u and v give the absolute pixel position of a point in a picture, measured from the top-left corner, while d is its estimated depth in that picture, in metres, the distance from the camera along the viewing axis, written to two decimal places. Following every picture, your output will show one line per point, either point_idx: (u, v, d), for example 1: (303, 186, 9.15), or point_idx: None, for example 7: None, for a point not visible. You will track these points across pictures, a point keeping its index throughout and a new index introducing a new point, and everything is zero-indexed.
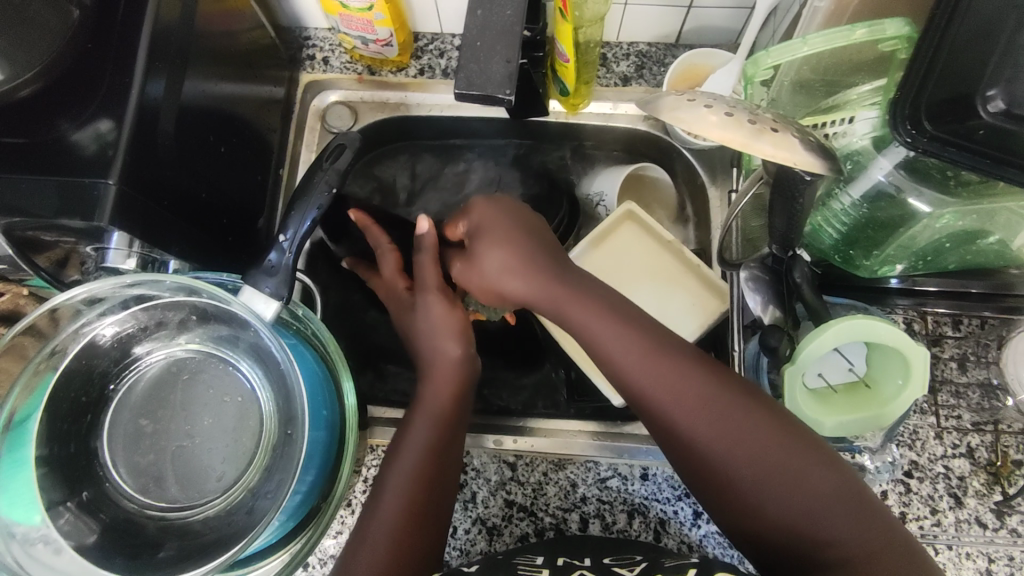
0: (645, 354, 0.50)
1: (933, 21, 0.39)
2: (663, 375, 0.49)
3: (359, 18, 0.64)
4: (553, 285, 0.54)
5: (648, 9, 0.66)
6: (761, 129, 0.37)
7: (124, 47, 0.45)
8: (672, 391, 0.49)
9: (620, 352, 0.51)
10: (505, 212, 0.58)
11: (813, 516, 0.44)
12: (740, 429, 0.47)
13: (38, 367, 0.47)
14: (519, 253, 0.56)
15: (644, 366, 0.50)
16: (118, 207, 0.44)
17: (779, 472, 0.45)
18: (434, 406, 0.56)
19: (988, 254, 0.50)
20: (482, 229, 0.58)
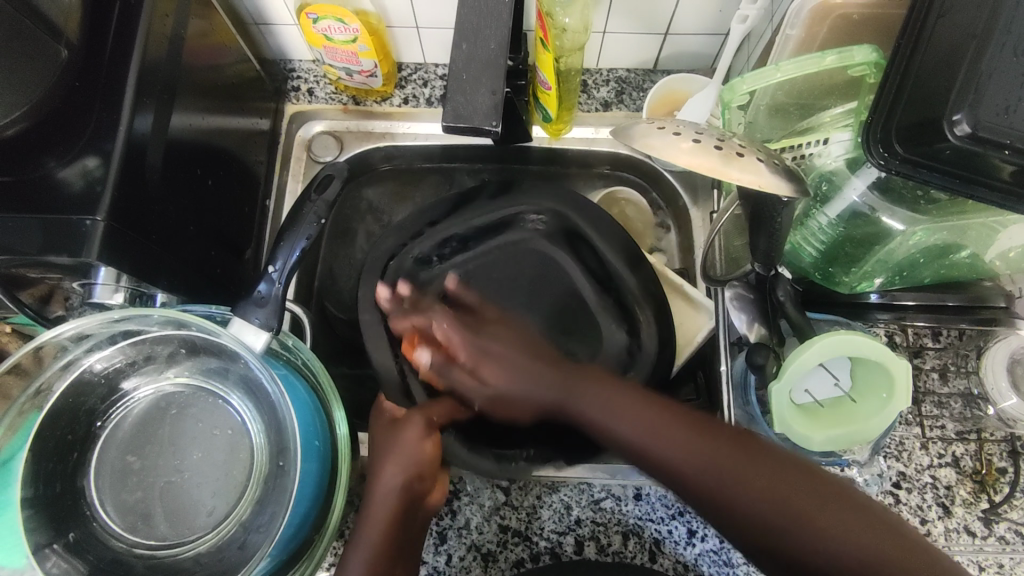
0: (695, 446, 0.43)
1: (897, 51, 0.41)
2: (718, 462, 0.42)
3: (343, 49, 0.66)
4: (569, 377, 0.53)
5: (626, 37, 0.68)
6: (727, 153, 0.38)
7: (111, 85, 0.46)
8: (643, 431, 0.45)
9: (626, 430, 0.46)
10: (511, 345, 0.58)
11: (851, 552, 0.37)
12: (738, 469, 0.41)
13: (23, 407, 0.47)
14: (529, 365, 0.56)
15: (700, 458, 0.42)
16: (106, 243, 0.44)
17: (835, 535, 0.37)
18: (378, 524, 0.49)
19: (961, 267, 0.52)
20: (502, 355, 0.57)
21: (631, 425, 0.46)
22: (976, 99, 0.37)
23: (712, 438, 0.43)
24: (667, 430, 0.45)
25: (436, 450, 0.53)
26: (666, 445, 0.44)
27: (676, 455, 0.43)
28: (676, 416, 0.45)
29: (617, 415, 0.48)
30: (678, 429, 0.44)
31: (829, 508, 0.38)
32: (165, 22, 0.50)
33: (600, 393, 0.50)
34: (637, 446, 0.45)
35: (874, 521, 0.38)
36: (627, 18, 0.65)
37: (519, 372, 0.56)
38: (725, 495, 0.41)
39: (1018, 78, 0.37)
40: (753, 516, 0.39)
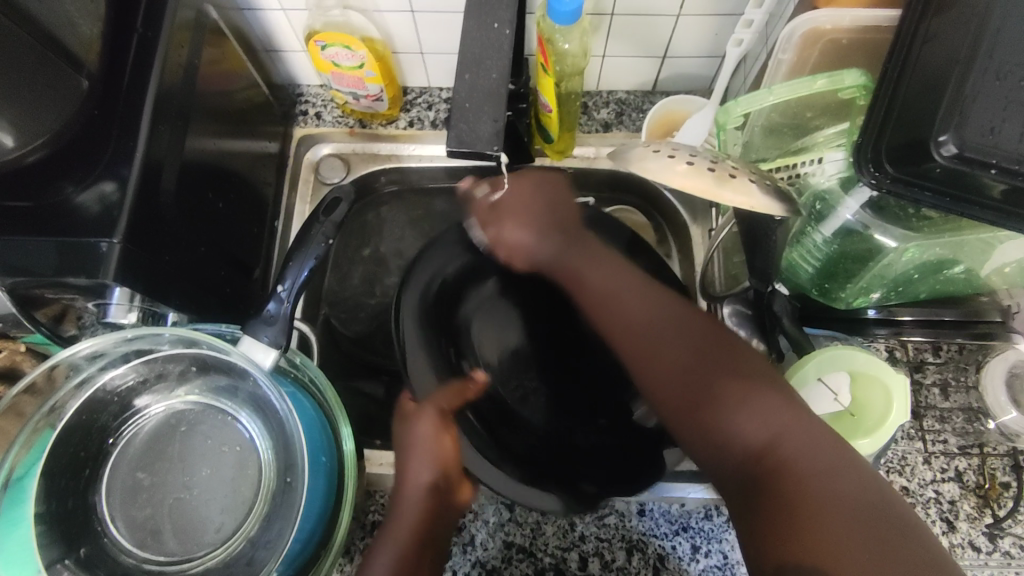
0: (658, 318, 0.51)
1: (885, 75, 0.43)
2: (654, 332, 0.50)
3: (350, 75, 0.68)
4: (571, 254, 0.57)
5: (625, 60, 0.70)
6: (720, 175, 0.40)
7: (128, 113, 0.48)
8: (616, 303, 0.53)
9: (596, 280, 0.55)
10: (536, 195, 0.58)
11: (752, 419, 0.42)
12: (675, 347, 0.49)
13: (37, 424, 0.48)
14: (564, 228, 0.58)
15: (648, 325, 0.51)
16: (122, 264, 0.46)
17: (743, 407, 0.43)
18: (412, 506, 0.51)
19: (956, 283, 0.53)
20: (514, 203, 0.58)
21: (618, 292, 0.54)
22: (961, 120, 0.38)
23: (675, 321, 0.50)
24: (643, 297, 0.53)
25: (455, 440, 0.53)
26: (624, 305, 0.53)
27: (636, 320, 0.52)
28: (647, 297, 0.53)
29: (592, 261, 0.56)
30: (655, 297, 0.53)
31: (743, 389, 0.44)
32: (181, 52, 0.52)
33: (610, 261, 0.56)
34: (596, 300, 0.55)
35: (785, 405, 0.42)
36: (625, 42, 0.67)
37: (548, 227, 0.57)
38: (659, 348, 0.49)
39: (1002, 100, 0.38)
40: (666, 383, 0.48)
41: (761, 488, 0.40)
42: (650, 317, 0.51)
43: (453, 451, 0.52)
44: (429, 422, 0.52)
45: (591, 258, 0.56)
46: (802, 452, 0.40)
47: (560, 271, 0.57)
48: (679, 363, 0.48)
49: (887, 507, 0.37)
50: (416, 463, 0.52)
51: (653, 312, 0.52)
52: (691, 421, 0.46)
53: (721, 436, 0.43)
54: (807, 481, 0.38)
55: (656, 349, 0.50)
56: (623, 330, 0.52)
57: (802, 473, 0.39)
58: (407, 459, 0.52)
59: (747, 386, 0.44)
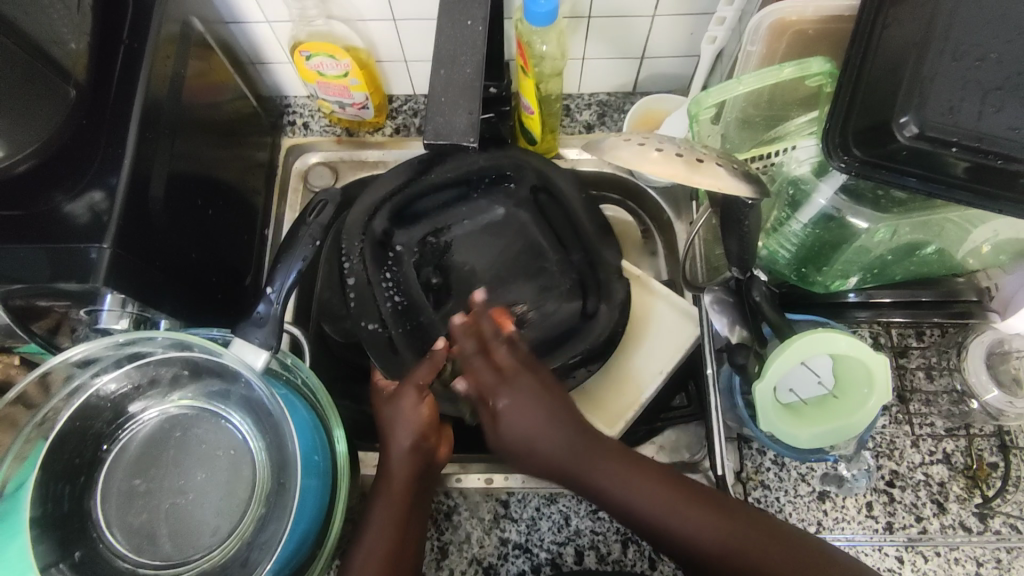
0: (704, 529, 0.45)
1: (849, 62, 0.43)
2: (721, 550, 0.45)
3: (335, 84, 0.70)
4: (584, 455, 0.49)
5: (604, 62, 0.71)
6: (690, 161, 0.41)
7: (116, 123, 0.49)
8: (642, 493, 0.47)
9: (628, 499, 0.47)
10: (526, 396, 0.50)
11: None
12: (742, 552, 0.44)
13: (30, 435, 0.49)
14: (549, 413, 0.50)
15: (724, 541, 0.45)
16: (112, 268, 0.46)
17: None
18: (398, 471, 0.52)
19: (931, 263, 0.55)
20: (517, 407, 0.50)
21: (643, 503, 0.47)
22: (921, 102, 0.40)
23: (724, 521, 0.46)
24: (679, 512, 0.46)
25: (433, 408, 0.55)
26: (635, 494, 0.47)
27: (706, 537, 0.45)
28: (662, 485, 0.47)
29: (630, 486, 0.48)
30: (683, 510, 0.46)
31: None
32: (167, 64, 0.53)
33: (616, 465, 0.48)
34: (653, 522, 0.46)
35: None
36: (603, 43, 0.69)
37: (549, 423, 0.49)
38: (707, 557, 0.45)
39: (959, 81, 0.40)
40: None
41: None
42: (698, 530, 0.45)
43: (428, 415, 0.54)
44: (404, 395, 0.54)
45: (594, 464, 0.49)
46: None
47: (573, 465, 0.49)
48: (750, 570, 0.44)
49: None
50: (398, 433, 0.53)
51: (685, 509, 0.46)
52: None
53: None
54: None
55: (719, 571, 0.45)
56: (669, 544, 0.46)
57: None
58: (388, 433, 0.54)
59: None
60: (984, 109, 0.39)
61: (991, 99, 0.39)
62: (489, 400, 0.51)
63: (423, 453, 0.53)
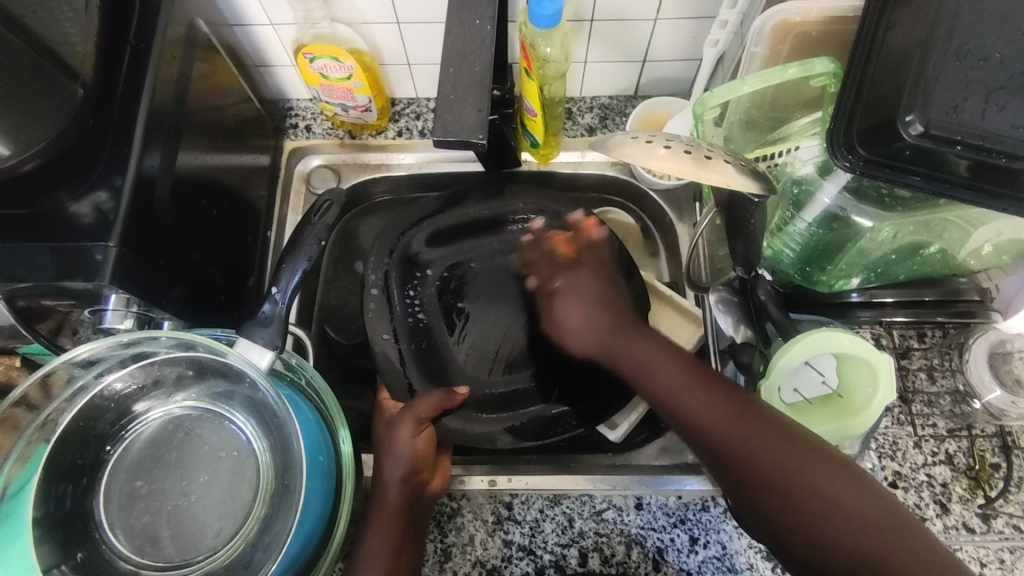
0: (721, 419, 0.45)
1: (852, 61, 0.44)
2: (747, 430, 0.44)
3: (339, 86, 0.70)
4: (626, 340, 0.52)
5: (606, 66, 0.72)
6: (697, 158, 0.41)
7: (122, 122, 0.49)
8: (693, 406, 0.46)
9: (662, 374, 0.49)
10: (589, 278, 0.55)
11: (850, 530, 0.39)
12: (761, 446, 0.43)
13: (31, 437, 0.48)
14: (620, 326, 0.53)
15: (736, 431, 0.44)
16: (117, 266, 0.46)
17: (847, 524, 0.40)
18: (390, 499, 0.53)
19: (934, 263, 0.55)
20: (577, 286, 0.55)
21: (674, 396, 0.47)
22: (925, 100, 0.40)
23: (740, 411, 0.45)
24: (705, 399, 0.46)
25: (429, 442, 0.55)
26: (694, 399, 0.47)
27: (717, 424, 0.45)
28: (705, 386, 0.47)
29: (658, 378, 0.49)
30: (706, 397, 0.46)
31: (829, 479, 0.41)
32: (173, 65, 0.53)
33: (680, 367, 0.49)
34: (674, 408, 0.47)
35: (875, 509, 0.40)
36: (605, 47, 0.69)
37: (595, 309, 0.53)
38: (720, 435, 0.45)
39: (962, 81, 0.40)
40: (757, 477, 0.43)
41: None
42: (718, 421, 0.45)
43: (422, 446, 0.54)
44: (399, 425, 0.54)
45: (639, 351, 0.51)
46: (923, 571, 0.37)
47: (602, 356, 0.53)
48: (764, 461, 0.43)
49: None
50: (391, 462, 0.53)
51: (713, 397, 0.46)
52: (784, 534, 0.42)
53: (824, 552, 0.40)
54: None
55: (735, 454, 0.44)
56: (688, 423, 0.46)
57: None
58: (380, 463, 0.54)
59: (844, 493, 0.41)
60: (988, 108, 0.40)
61: (994, 99, 0.40)
62: (549, 283, 0.57)
63: (416, 482, 0.53)
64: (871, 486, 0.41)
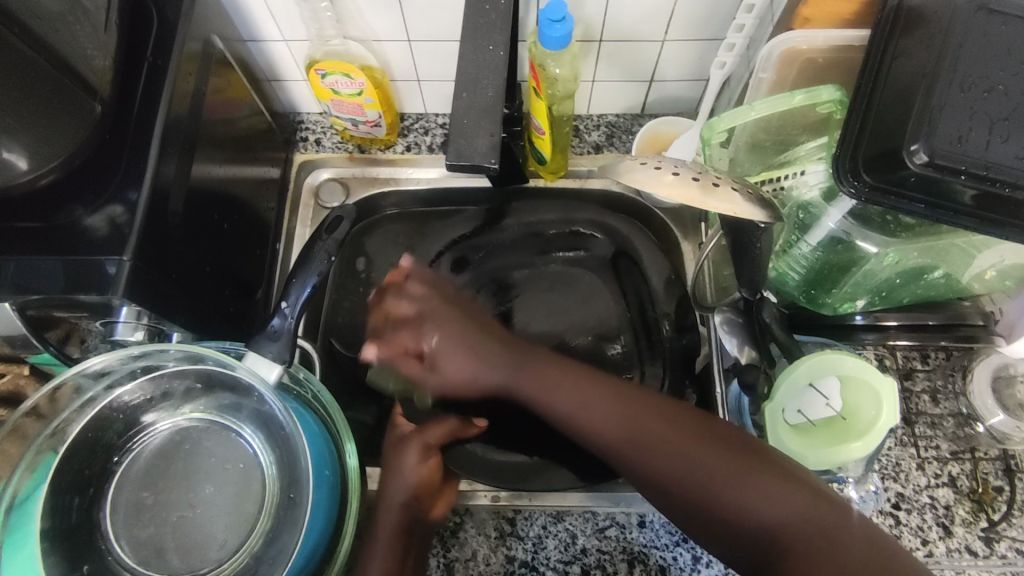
0: (616, 425, 0.48)
1: (859, 88, 0.45)
2: (641, 432, 0.47)
3: (349, 102, 0.71)
4: (529, 376, 0.53)
5: (614, 85, 0.73)
6: (704, 185, 0.42)
7: (139, 139, 0.50)
8: (580, 403, 0.50)
9: (576, 410, 0.50)
10: (454, 325, 0.55)
11: (756, 506, 0.42)
12: (661, 450, 0.46)
13: (41, 446, 0.49)
14: (473, 346, 0.54)
15: (636, 433, 0.47)
16: (130, 280, 0.47)
17: (748, 493, 0.42)
18: (390, 524, 0.53)
19: (937, 287, 0.55)
20: (451, 343, 0.55)
21: (585, 407, 0.50)
22: (930, 130, 0.41)
23: (637, 412, 0.48)
24: (610, 405, 0.49)
25: (434, 471, 0.56)
26: (592, 409, 0.50)
27: (607, 427, 0.49)
28: (615, 398, 0.50)
29: (570, 391, 0.51)
30: (609, 405, 0.49)
31: (741, 471, 0.43)
32: (189, 81, 0.54)
33: (596, 387, 0.51)
34: (570, 419, 0.50)
35: (785, 483, 0.42)
36: (613, 67, 0.70)
37: (483, 361, 0.54)
38: (610, 434, 0.48)
39: (967, 112, 0.41)
40: (669, 484, 0.45)
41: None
42: (612, 425, 0.48)
43: (428, 474, 0.55)
44: (406, 450, 0.56)
45: (540, 376, 0.52)
46: (828, 546, 0.40)
47: (518, 390, 0.53)
48: (680, 467, 0.45)
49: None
50: (394, 487, 0.54)
51: (614, 407, 0.49)
52: (698, 522, 0.44)
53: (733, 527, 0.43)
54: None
55: (642, 463, 0.47)
56: (590, 431, 0.50)
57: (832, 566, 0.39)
58: (382, 487, 0.55)
59: (749, 477, 0.43)
60: (992, 139, 0.40)
61: (998, 130, 0.40)
62: (422, 350, 0.55)
63: (417, 510, 0.54)
64: (777, 460, 0.44)
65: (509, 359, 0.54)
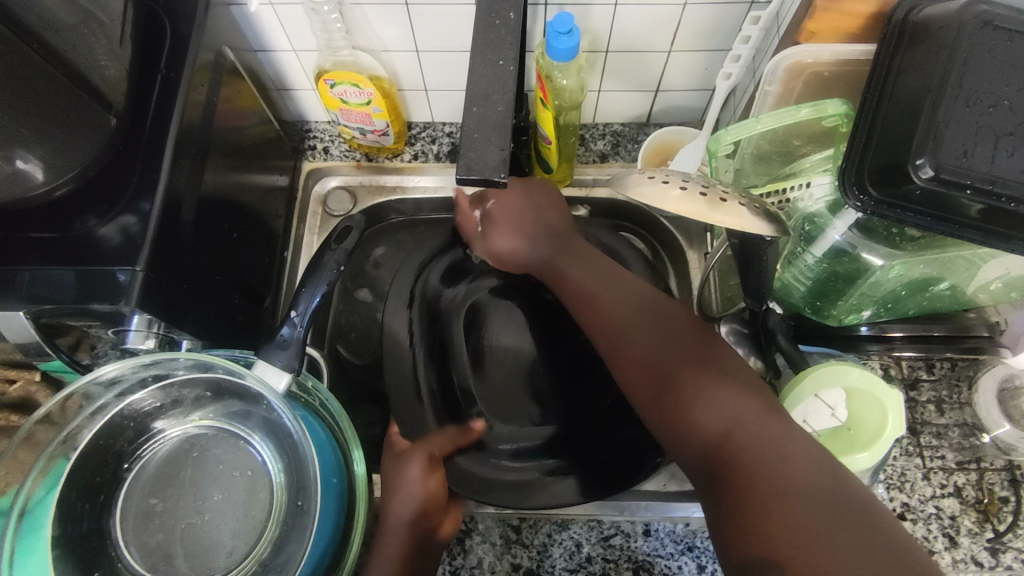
0: (619, 305, 0.55)
1: (865, 104, 0.46)
2: (629, 328, 0.53)
3: (357, 111, 0.71)
4: (564, 253, 0.61)
5: (620, 95, 0.73)
6: (712, 200, 0.42)
7: (152, 151, 0.51)
8: (586, 271, 0.59)
9: (580, 271, 0.59)
10: (536, 199, 0.65)
11: (722, 409, 0.44)
12: (645, 345, 0.51)
13: (53, 453, 0.50)
14: (518, 227, 0.64)
15: (631, 318, 0.53)
16: (143, 291, 0.48)
17: (719, 403, 0.44)
18: (396, 543, 0.52)
19: (943, 299, 0.56)
20: (504, 212, 0.65)
21: (592, 276, 0.58)
22: (936, 145, 0.41)
23: (643, 318, 0.53)
24: (617, 285, 0.57)
25: (439, 484, 0.56)
26: (580, 271, 0.59)
27: (603, 292, 0.56)
28: (623, 288, 0.56)
29: (584, 261, 0.60)
30: (615, 286, 0.56)
31: (709, 380, 0.46)
32: (201, 92, 0.55)
33: (595, 263, 0.59)
34: (585, 292, 0.57)
35: (750, 402, 0.43)
36: (619, 78, 0.71)
37: (530, 232, 0.63)
38: (599, 293, 0.56)
39: (972, 126, 0.41)
40: (636, 382, 0.50)
41: (722, 483, 0.41)
42: (613, 307, 0.55)
43: (432, 487, 0.55)
44: (410, 464, 0.56)
45: (580, 259, 0.60)
46: (772, 456, 0.40)
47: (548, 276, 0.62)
48: (655, 356, 0.50)
49: (869, 524, 0.36)
50: (399, 504, 0.54)
51: (620, 291, 0.56)
52: (663, 420, 0.47)
53: (686, 430, 0.45)
54: (778, 492, 0.38)
55: (631, 340, 0.52)
56: (585, 287, 0.58)
57: (772, 478, 0.39)
58: (387, 502, 0.54)
59: (715, 386, 0.45)
60: (996, 154, 0.41)
61: (1003, 145, 0.41)
62: (482, 205, 0.67)
63: (424, 525, 0.54)
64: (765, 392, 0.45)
65: (545, 245, 0.62)
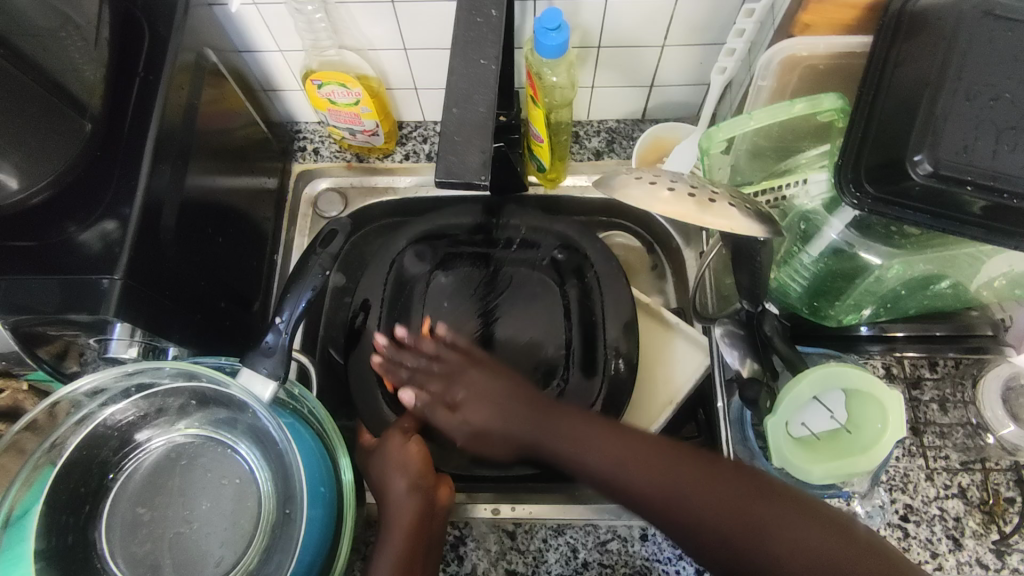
0: (620, 457, 0.47)
1: (861, 99, 0.45)
2: (653, 496, 0.45)
3: (346, 111, 0.70)
4: (535, 412, 0.53)
5: (614, 91, 0.72)
6: (701, 201, 0.41)
7: (131, 156, 0.50)
8: (567, 433, 0.50)
9: (556, 439, 0.51)
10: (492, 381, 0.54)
11: (796, 549, 0.40)
12: (682, 497, 0.44)
13: (38, 462, 0.48)
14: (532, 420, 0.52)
15: (649, 481, 0.45)
16: (122, 300, 0.47)
17: (785, 544, 0.41)
18: (400, 529, 0.50)
19: (945, 297, 0.54)
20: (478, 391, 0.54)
21: (573, 445, 0.49)
22: (935, 141, 0.39)
23: (649, 472, 0.46)
24: (596, 439, 0.49)
25: (423, 447, 0.55)
26: (557, 426, 0.51)
27: (597, 458, 0.48)
28: (607, 433, 0.49)
29: (560, 431, 0.51)
30: (598, 437, 0.49)
31: (760, 514, 0.42)
32: (181, 94, 0.54)
33: (566, 419, 0.51)
34: (576, 456, 0.49)
35: (810, 517, 0.41)
36: (612, 74, 0.69)
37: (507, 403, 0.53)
38: (613, 475, 0.47)
39: (973, 120, 0.39)
40: (698, 543, 0.43)
41: None
42: (612, 461, 0.47)
43: (416, 454, 0.54)
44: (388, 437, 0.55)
45: (549, 412, 0.52)
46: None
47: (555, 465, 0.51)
48: (704, 513, 0.43)
49: None
50: (395, 478, 0.53)
51: (605, 444, 0.48)
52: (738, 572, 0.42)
53: None
54: None
55: (670, 501, 0.44)
56: (580, 460, 0.49)
57: None
58: (379, 483, 0.54)
59: (777, 521, 0.42)
60: (999, 148, 0.39)
61: (1005, 138, 0.39)
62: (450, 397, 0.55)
63: (424, 489, 0.52)
64: (811, 503, 0.42)
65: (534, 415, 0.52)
